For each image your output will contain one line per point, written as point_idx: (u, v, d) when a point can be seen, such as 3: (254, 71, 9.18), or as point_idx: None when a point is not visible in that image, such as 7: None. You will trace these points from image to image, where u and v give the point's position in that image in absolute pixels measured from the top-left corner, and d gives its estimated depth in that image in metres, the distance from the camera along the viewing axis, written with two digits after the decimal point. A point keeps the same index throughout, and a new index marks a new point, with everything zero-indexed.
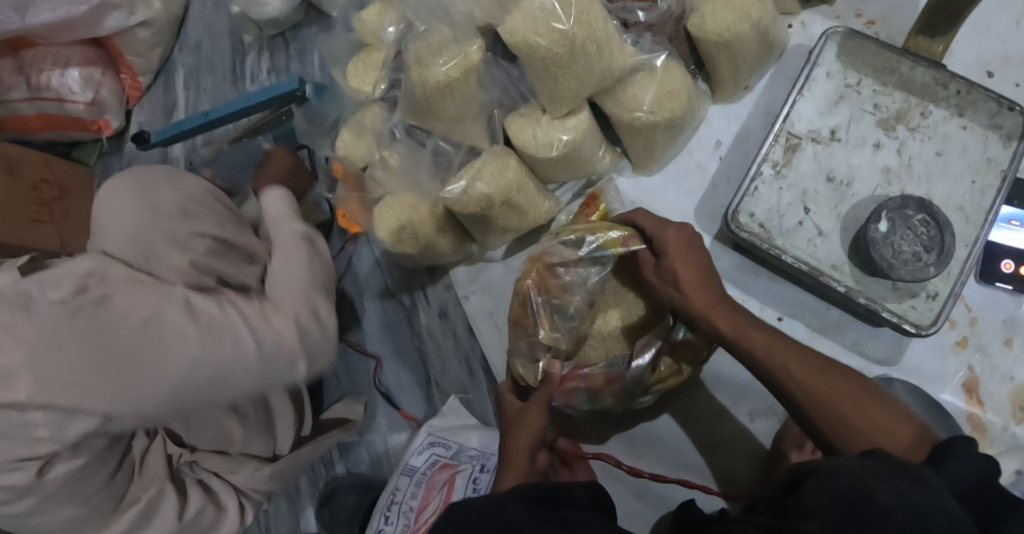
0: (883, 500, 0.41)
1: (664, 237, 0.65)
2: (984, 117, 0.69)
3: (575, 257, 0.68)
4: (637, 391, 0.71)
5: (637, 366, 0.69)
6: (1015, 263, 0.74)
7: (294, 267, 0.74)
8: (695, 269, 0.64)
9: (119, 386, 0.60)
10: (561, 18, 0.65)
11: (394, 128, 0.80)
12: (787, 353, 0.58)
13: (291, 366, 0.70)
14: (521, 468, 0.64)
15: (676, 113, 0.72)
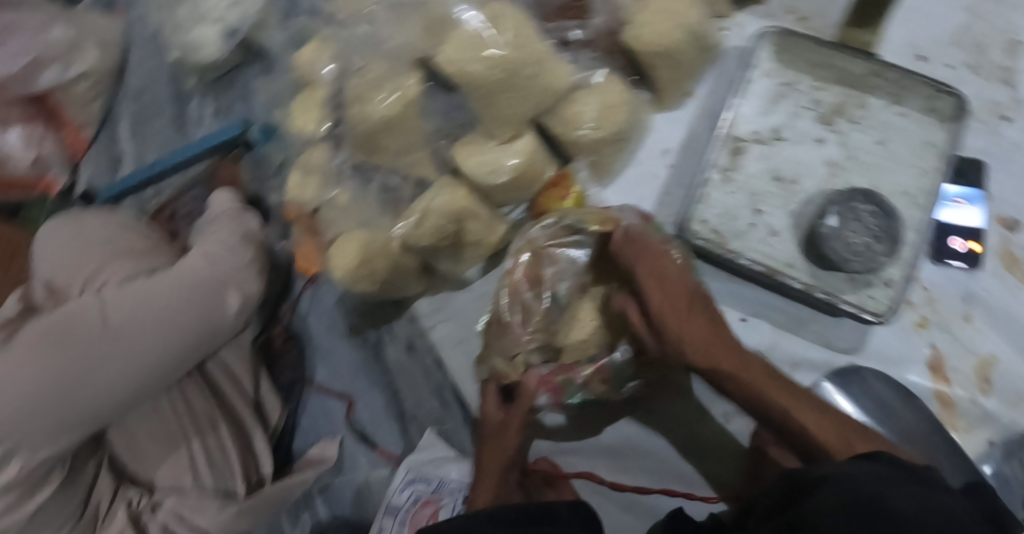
0: (900, 508, 0.44)
1: (655, 297, 0.62)
2: (919, 101, 0.71)
3: (560, 238, 0.67)
4: (627, 375, 0.69)
5: (621, 353, 0.68)
6: (964, 240, 0.76)
7: (223, 245, 0.78)
8: (704, 324, 0.62)
9: (62, 367, 0.62)
10: (496, 45, 0.66)
11: (341, 166, 0.79)
12: (813, 416, 0.57)
13: (223, 299, 0.75)
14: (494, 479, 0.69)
15: (620, 126, 0.72)
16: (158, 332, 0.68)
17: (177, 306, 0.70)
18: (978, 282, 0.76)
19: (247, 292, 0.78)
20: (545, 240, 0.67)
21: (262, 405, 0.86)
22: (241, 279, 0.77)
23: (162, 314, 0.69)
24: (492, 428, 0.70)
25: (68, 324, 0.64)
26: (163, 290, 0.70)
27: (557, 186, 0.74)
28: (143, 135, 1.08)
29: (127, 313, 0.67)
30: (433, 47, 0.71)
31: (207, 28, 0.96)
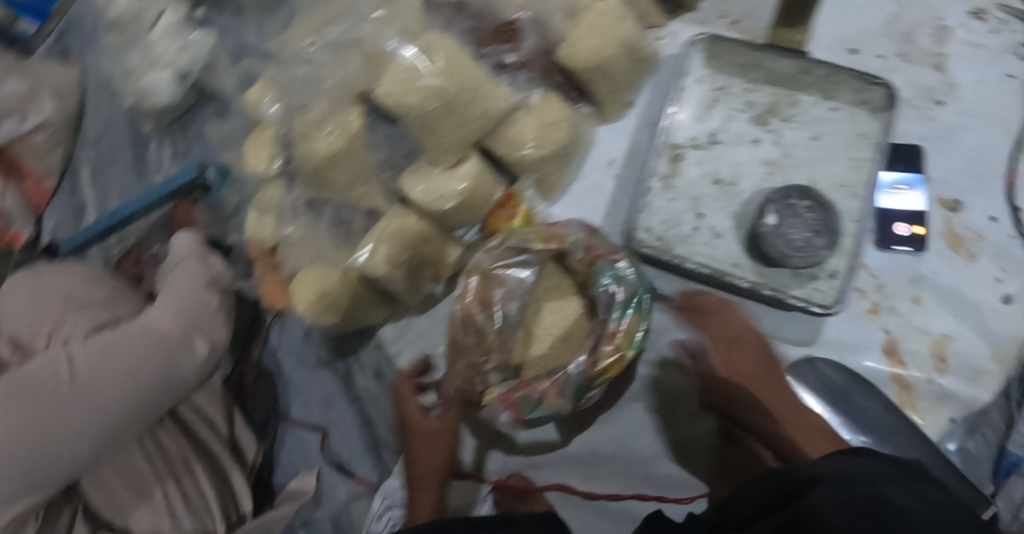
0: (898, 503, 0.47)
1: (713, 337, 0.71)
2: (851, 94, 0.73)
3: (509, 261, 0.70)
4: (583, 390, 0.67)
5: (575, 365, 0.67)
6: (909, 225, 0.78)
7: (188, 293, 0.77)
8: (752, 361, 0.70)
9: (32, 421, 0.62)
10: (428, 76, 0.68)
11: (295, 202, 0.80)
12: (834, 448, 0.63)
13: (191, 349, 0.75)
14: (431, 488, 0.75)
15: (561, 142, 0.74)
16: (124, 386, 0.68)
17: (142, 357, 0.69)
18: (924, 264, 0.78)
19: (213, 338, 0.78)
20: (493, 263, 0.69)
21: (237, 444, 0.85)
22: (207, 328, 0.77)
23: (127, 368, 0.68)
24: (423, 437, 0.76)
25: (31, 384, 0.64)
26: (127, 344, 0.69)
27: (504, 206, 0.77)
28: (104, 180, 1.07)
29: (93, 366, 0.67)
30: (372, 82, 0.72)
31: (158, 73, 0.97)
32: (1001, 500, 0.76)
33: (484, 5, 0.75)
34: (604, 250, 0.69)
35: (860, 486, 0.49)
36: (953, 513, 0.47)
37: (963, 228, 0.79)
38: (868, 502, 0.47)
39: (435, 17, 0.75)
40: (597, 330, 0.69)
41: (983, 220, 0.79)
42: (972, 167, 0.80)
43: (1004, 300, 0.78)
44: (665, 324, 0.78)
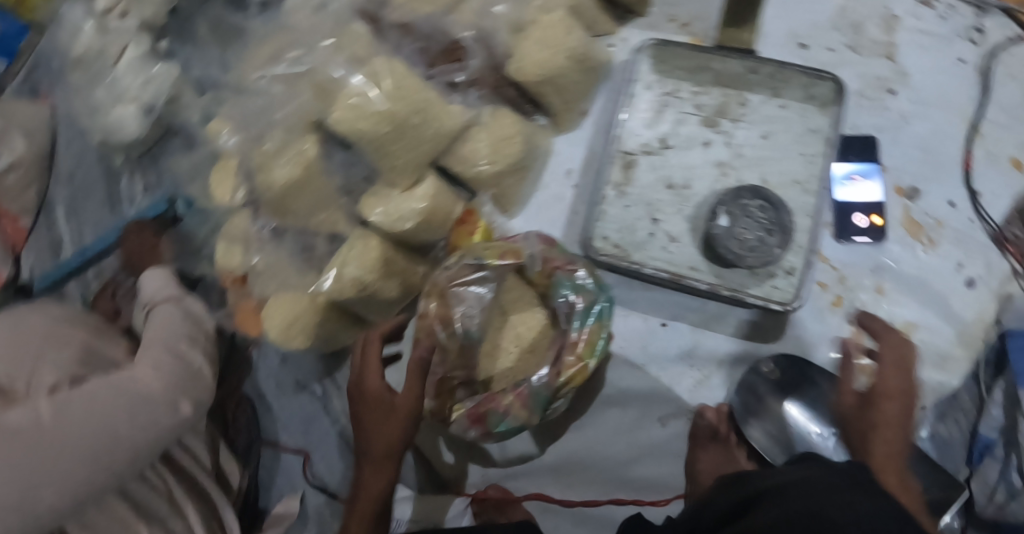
0: (835, 518, 0.43)
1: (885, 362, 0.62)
2: (800, 90, 0.73)
3: (466, 277, 0.70)
4: (546, 399, 0.68)
5: (538, 378, 0.68)
6: (867, 216, 0.78)
7: (162, 329, 0.73)
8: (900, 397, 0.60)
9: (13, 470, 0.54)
10: (377, 100, 0.68)
11: (262, 230, 0.80)
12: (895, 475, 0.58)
13: (178, 408, 0.67)
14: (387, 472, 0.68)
15: (516, 157, 0.75)
16: (105, 449, 0.60)
17: (131, 417, 0.63)
18: (884, 254, 0.79)
19: (200, 379, 0.72)
20: (450, 280, 0.69)
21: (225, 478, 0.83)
22: (195, 371, 0.71)
23: (116, 427, 0.61)
24: (370, 399, 0.67)
25: (12, 434, 0.55)
26: (117, 401, 0.62)
27: (464, 223, 0.78)
28: (78, 217, 1.05)
29: (74, 422, 0.58)
30: (325, 110, 0.73)
31: (125, 108, 0.97)
32: (975, 483, 0.74)
33: (432, 26, 0.75)
34: (562, 261, 0.70)
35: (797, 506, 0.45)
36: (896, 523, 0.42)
37: (923, 215, 0.80)
38: (803, 520, 0.44)
39: (387, 38, 0.76)
40: (559, 340, 0.71)
41: (943, 206, 0.80)
42: (929, 154, 0.81)
43: (969, 284, 0.79)
44: (639, 329, 0.78)
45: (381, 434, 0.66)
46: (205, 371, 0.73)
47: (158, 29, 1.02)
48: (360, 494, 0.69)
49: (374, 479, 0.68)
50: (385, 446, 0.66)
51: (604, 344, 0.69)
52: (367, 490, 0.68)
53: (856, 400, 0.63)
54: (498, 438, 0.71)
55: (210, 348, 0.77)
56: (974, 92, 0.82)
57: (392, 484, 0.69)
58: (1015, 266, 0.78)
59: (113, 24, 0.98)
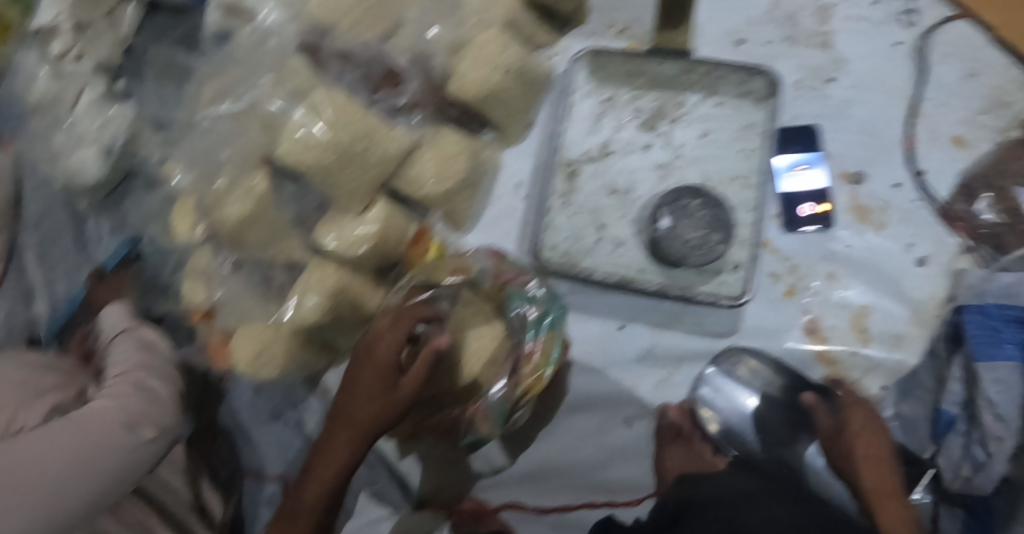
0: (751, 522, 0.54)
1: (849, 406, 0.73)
2: (734, 87, 0.77)
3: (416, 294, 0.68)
4: (507, 410, 0.70)
5: (496, 389, 0.70)
6: (813, 204, 0.80)
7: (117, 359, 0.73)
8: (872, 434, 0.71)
9: None
10: (320, 131, 0.70)
11: (223, 263, 0.81)
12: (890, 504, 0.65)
13: (142, 430, 0.66)
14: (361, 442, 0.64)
15: (462, 174, 0.76)
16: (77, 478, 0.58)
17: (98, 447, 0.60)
18: (833, 241, 0.80)
19: (161, 401, 0.71)
20: (402, 303, 0.67)
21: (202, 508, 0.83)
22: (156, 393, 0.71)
23: (86, 452, 0.59)
24: (364, 354, 0.64)
25: None
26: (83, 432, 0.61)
27: (418, 243, 0.79)
28: (48, 263, 1.03)
29: (29, 452, 0.56)
30: (271, 143, 0.75)
31: (85, 151, 0.97)
32: (942, 461, 0.74)
33: (372, 53, 0.77)
34: (513, 273, 0.72)
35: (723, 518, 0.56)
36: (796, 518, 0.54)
37: (870, 198, 0.81)
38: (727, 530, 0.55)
39: (328, 68, 0.77)
40: (512, 353, 0.72)
41: (888, 188, 0.81)
42: (871, 138, 0.82)
43: (919, 263, 0.80)
44: (597, 335, 0.79)
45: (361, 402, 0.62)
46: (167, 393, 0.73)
47: (115, 69, 1.02)
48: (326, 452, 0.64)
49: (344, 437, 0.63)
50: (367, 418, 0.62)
51: (558, 353, 0.71)
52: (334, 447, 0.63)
53: (829, 429, 0.73)
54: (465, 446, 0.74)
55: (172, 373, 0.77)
56: (911, 74, 0.83)
57: (357, 453, 0.64)
58: (964, 242, 0.80)
59: (69, 68, 0.98)
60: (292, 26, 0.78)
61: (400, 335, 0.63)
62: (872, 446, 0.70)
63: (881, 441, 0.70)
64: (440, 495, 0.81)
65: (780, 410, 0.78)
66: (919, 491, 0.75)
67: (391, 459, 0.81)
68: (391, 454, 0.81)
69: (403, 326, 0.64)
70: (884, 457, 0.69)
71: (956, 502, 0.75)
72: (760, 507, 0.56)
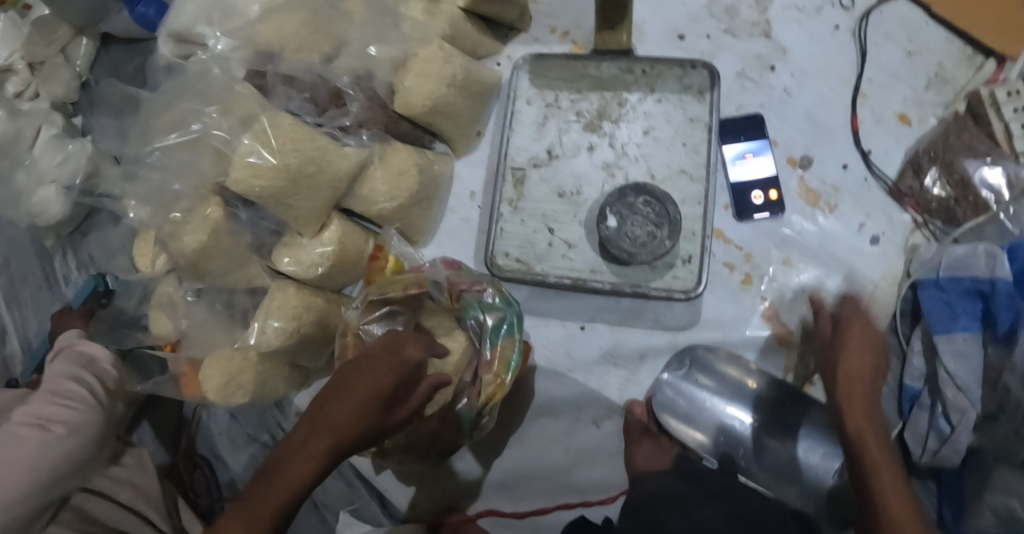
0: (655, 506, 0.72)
1: (848, 326, 0.70)
2: (675, 82, 0.78)
3: (372, 317, 0.71)
4: (471, 417, 0.71)
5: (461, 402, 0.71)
6: (764, 192, 0.81)
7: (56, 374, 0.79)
8: (866, 359, 0.68)
9: None
10: (268, 158, 0.70)
11: (187, 292, 0.83)
12: (883, 462, 0.63)
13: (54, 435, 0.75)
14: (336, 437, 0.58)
15: (414, 189, 0.77)
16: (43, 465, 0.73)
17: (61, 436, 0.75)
18: (784, 227, 0.81)
19: (77, 411, 0.77)
20: (360, 319, 0.71)
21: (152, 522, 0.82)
22: (69, 404, 0.77)
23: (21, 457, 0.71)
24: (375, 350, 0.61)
25: None
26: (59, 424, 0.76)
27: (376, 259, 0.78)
28: (19, 306, 1.03)
29: None
30: (224, 173, 0.76)
31: (46, 190, 0.98)
32: (908, 434, 0.74)
33: (314, 75, 0.78)
34: (468, 282, 0.72)
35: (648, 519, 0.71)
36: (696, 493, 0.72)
37: (819, 183, 0.82)
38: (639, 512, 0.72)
39: (274, 94, 0.77)
40: (475, 360, 0.72)
41: (836, 170, 0.82)
42: (816, 124, 0.83)
43: (872, 241, 0.81)
44: (560, 338, 0.80)
45: (343, 413, 0.57)
46: (85, 402, 0.78)
47: (70, 107, 1.04)
48: (288, 459, 0.57)
49: (315, 445, 0.57)
50: (352, 411, 0.58)
51: (518, 360, 0.71)
52: (300, 456, 0.57)
53: (827, 338, 0.71)
54: (436, 457, 0.76)
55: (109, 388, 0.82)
56: (852, 56, 0.84)
57: (319, 473, 0.58)
58: (915, 218, 0.81)
59: (25, 108, 0.99)
60: (239, 53, 0.80)
61: (409, 355, 0.60)
62: (866, 384, 0.67)
63: (870, 358, 0.68)
64: (418, 509, 0.82)
65: (761, 425, 0.77)
66: None
67: (368, 475, 0.82)
68: (367, 471, 0.82)
69: (418, 349, 0.61)
70: (868, 379, 0.67)
71: (926, 475, 0.76)
72: (699, 512, 0.70)
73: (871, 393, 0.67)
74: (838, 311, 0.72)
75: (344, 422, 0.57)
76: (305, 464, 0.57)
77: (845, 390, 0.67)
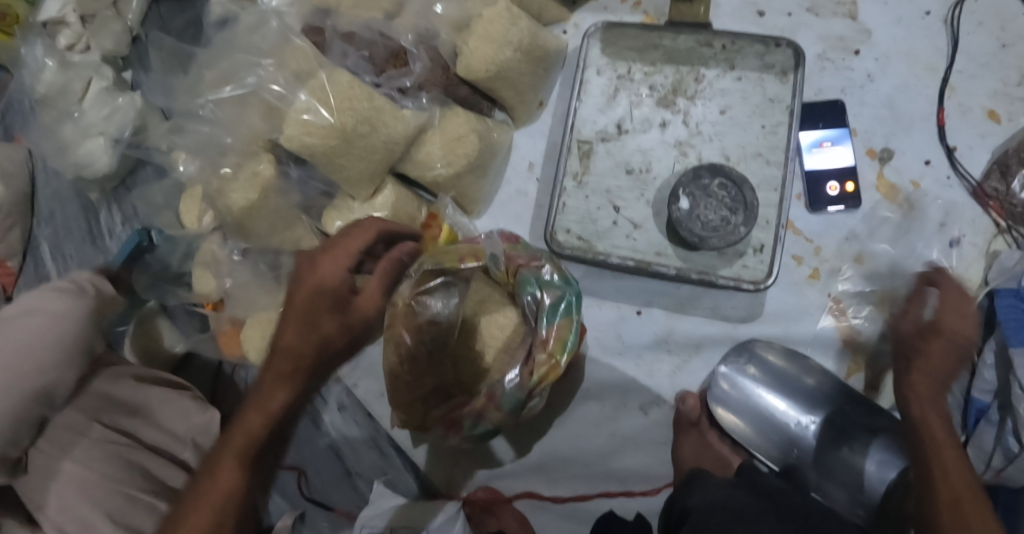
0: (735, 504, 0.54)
1: (941, 313, 0.64)
2: (756, 60, 0.74)
3: (428, 286, 0.69)
4: (521, 399, 0.67)
5: (508, 381, 0.67)
6: (839, 183, 0.76)
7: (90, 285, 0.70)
8: (948, 354, 0.63)
9: None
10: (325, 116, 0.68)
11: (231, 252, 0.80)
12: (955, 459, 0.58)
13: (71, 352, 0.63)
14: (284, 361, 0.54)
15: (470, 155, 0.73)
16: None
17: (21, 375, 0.59)
18: (861, 222, 0.76)
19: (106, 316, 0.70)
20: (413, 289, 0.68)
21: (151, 474, 0.69)
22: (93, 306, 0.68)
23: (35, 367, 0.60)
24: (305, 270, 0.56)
25: None
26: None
27: (428, 225, 0.73)
28: (64, 256, 1.05)
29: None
30: (276, 130, 0.73)
31: (93, 142, 0.97)
32: (970, 449, 0.70)
33: (375, 33, 0.74)
34: (526, 258, 0.70)
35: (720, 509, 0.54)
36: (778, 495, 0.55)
37: (898, 178, 0.76)
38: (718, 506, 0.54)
39: (331, 50, 0.75)
40: (530, 338, 0.69)
41: (918, 164, 0.76)
42: (897, 113, 0.77)
43: (952, 244, 0.75)
44: (612, 320, 0.77)
45: (296, 348, 0.54)
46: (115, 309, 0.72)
47: (121, 61, 1.03)
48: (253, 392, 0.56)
49: (270, 396, 0.54)
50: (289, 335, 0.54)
51: (574, 340, 0.67)
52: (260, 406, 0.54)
53: (912, 324, 0.65)
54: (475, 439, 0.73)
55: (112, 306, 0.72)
56: (943, 43, 0.78)
57: (284, 418, 0.55)
58: (998, 222, 0.74)
59: (77, 59, 0.98)
60: (296, 8, 0.77)
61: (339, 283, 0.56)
62: (939, 383, 0.63)
63: (955, 354, 0.62)
64: (453, 485, 0.81)
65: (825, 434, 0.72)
66: None
67: (406, 448, 0.82)
68: (405, 442, 0.81)
69: (341, 266, 0.56)
70: (945, 375, 0.63)
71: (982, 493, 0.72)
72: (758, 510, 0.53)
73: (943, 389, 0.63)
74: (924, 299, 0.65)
75: (292, 369, 0.54)
76: (263, 419, 0.54)
77: (914, 380, 0.63)
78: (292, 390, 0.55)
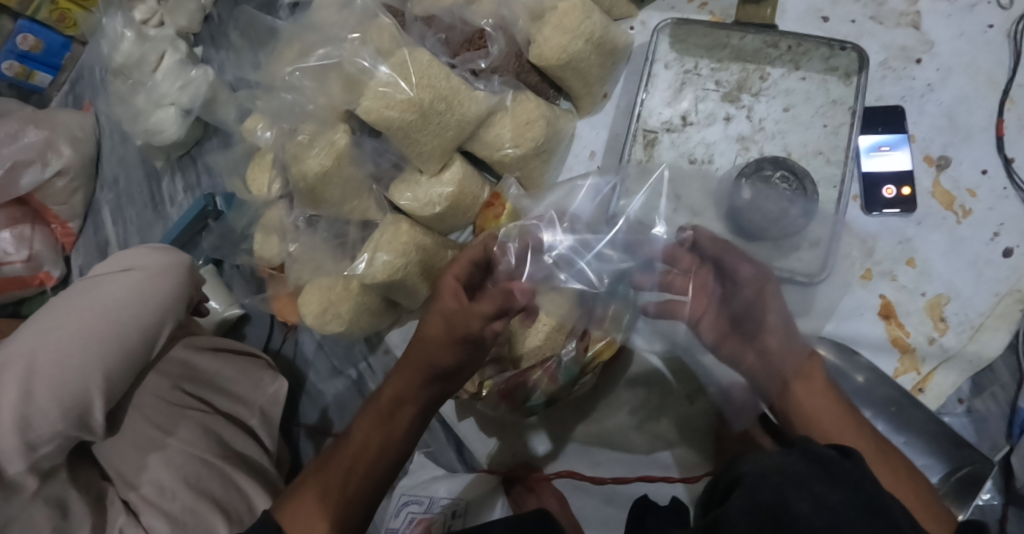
0: (792, 498, 0.48)
1: (739, 273, 0.66)
2: (820, 62, 0.76)
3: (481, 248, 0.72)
4: (576, 373, 0.73)
5: (568, 355, 0.72)
6: (896, 187, 0.78)
7: (158, 255, 0.77)
8: (771, 306, 0.66)
9: (57, 374, 0.65)
10: (404, 89, 0.70)
11: (296, 220, 0.84)
12: (844, 419, 0.63)
13: (151, 313, 0.72)
14: (410, 362, 0.63)
15: (539, 139, 0.76)
16: (83, 364, 0.66)
17: (114, 327, 0.69)
18: (914, 227, 0.77)
19: (187, 290, 0.77)
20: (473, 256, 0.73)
21: (221, 438, 0.77)
22: (173, 277, 0.76)
23: (121, 323, 0.70)
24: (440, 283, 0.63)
25: (57, 361, 0.65)
26: (90, 319, 0.69)
27: (493, 204, 0.78)
28: (126, 220, 1.11)
29: (68, 331, 0.68)
30: (353, 102, 0.76)
31: (166, 110, 1.00)
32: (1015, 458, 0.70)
33: (454, 17, 0.78)
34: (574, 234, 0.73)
35: (768, 493, 0.49)
36: (851, 487, 0.49)
37: (955, 185, 0.78)
38: (771, 494, 0.49)
39: (410, 31, 0.80)
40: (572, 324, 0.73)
41: (974, 173, 0.77)
42: (956, 122, 0.79)
43: (1005, 254, 0.75)
44: None
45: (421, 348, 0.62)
46: (194, 282, 0.80)
47: (193, 37, 1.06)
48: (382, 390, 0.65)
49: (396, 385, 0.64)
50: (422, 341, 0.61)
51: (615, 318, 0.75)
52: (387, 393, 0.64)
53: (727, 295, 0.67)
54: (525, 410, 0.78)
55: (194, 285, 0.80)
56: (1005, 57, 0.79)
57: (405, 416, 0.64)
58: None
59: (152, 33, 1.01)
60: None
61: (447, 291, 0.61)
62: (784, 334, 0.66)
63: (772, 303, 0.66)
64: (494, 460, 0.84)
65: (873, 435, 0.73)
66: (987, 491, 0.72)
67: (450, 421, 0.83)
68: (450, 416, 0.83)
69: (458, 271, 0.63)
70: (786, 329, 0.66)
71: None
72: (824, 494, 0.48)
73: (792, 334, 0.66)
74: (714, 262, 0.67)
75: (415, 368, 0.62)
76: (383, 407, 0.63)
77: (771, 346, 0.65)
78: (413, 381, 0.63)
